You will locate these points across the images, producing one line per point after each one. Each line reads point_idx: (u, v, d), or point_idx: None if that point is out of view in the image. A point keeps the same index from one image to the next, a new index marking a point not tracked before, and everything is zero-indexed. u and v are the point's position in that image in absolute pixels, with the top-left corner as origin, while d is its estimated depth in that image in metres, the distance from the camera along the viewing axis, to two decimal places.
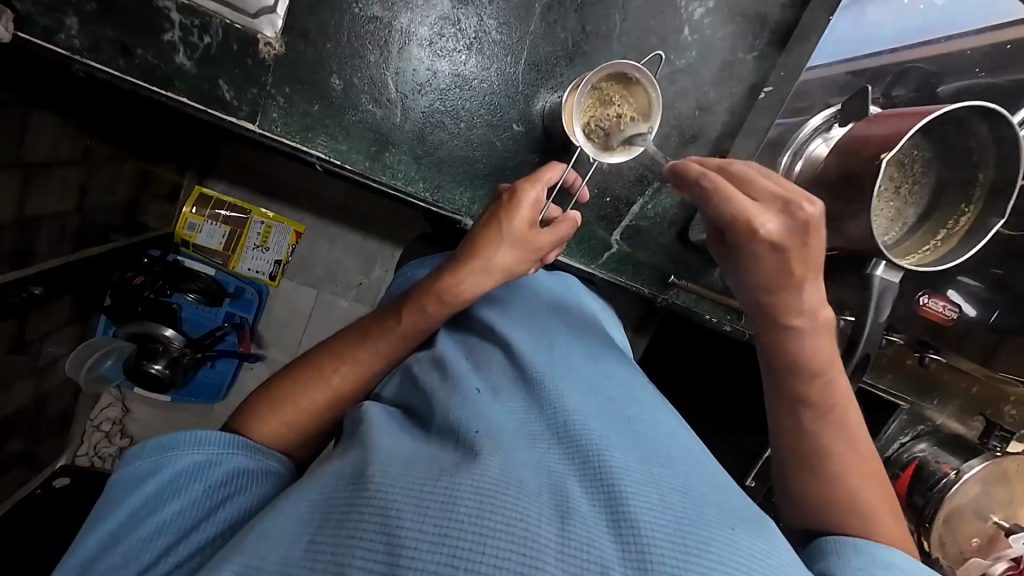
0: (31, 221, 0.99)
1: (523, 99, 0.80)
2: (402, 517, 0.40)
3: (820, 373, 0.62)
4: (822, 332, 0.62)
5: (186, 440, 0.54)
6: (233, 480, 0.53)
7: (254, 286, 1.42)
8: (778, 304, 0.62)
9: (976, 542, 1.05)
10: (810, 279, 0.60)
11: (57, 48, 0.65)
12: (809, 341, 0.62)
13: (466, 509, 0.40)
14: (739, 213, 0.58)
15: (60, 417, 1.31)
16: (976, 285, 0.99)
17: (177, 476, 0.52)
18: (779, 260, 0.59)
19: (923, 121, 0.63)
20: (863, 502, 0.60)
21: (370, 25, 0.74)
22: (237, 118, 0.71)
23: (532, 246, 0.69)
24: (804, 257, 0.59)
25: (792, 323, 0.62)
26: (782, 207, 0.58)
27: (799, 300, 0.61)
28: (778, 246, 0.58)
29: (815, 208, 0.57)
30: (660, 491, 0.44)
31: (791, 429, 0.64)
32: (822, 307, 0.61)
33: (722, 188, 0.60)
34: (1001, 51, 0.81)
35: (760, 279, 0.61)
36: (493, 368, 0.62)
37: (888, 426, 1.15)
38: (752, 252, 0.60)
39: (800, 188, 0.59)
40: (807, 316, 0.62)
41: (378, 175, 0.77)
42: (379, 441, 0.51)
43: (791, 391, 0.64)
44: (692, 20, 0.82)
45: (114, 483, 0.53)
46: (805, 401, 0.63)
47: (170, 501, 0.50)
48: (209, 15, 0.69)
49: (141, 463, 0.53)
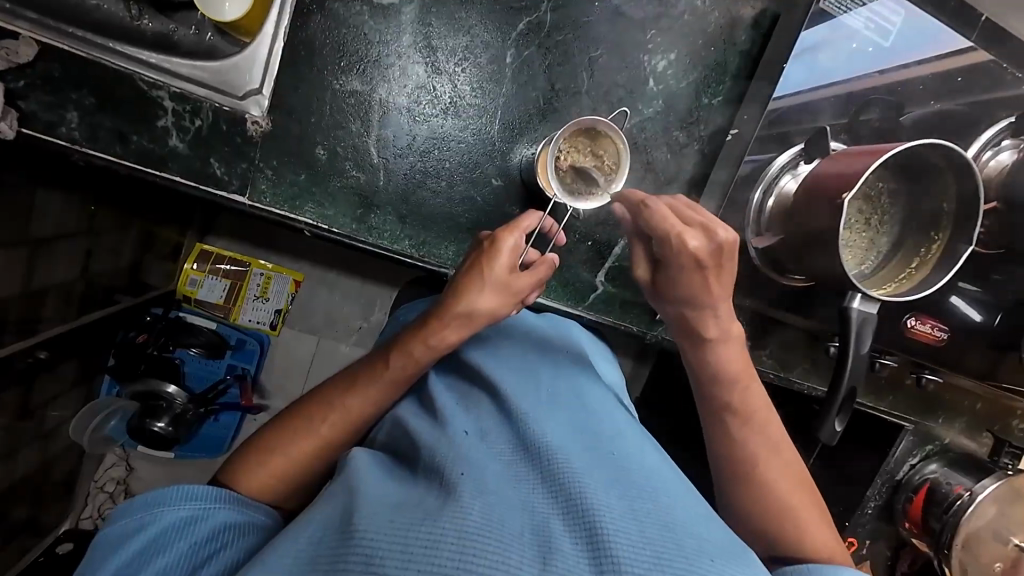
0: (37, 292, 1.02)
1: (501, 154, 0.83)
2: (386, 564, 0.40)
3: (736, 383, 0.68)
4: (735, 343, 0.69)
5: (173, 496, 0.54)
6: (220, 535, 0.53)
7: (255, 336, 1.45)
8: (695, 318, 0.68)
9: (999, 566, 1.00)
10: (721, 300, 0.67)
11: (59, 141, 0.69)
12: (724, 353, 0.69)
13: (449, 551, 0.40)
14: (671, 232, 0.64)
15: (62, 482, 1.31)
16: (975, 290, 0.98)
17: (164, 533, 0.52)
18: (700, 276, 0.65)
19: (880, 158, 0.65)
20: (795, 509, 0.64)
21: (351, 98, 0.78)
22: (228, 193, 0.75)
23: (515, 291, 0.70)
24: (718, 276, 0.65)
25: (710, 336, 0.68)
26: (705, 230, 0.64)
27: (714, 312, 0.67)
28: (697, 262, 0.64)
29: (729, 231, 0.63)
30: (642, 524, 0.45)
31: (719, 435, 0.69)
32: (731, 323, 0.69)
33: (658, 215, 0.65)
34: (953, 83, 0.86)
35: (682, 294, 0.67)
36: (480, 410, 0.63)
37: (896, 448, 1.10)
38: (680, 265, 0.65)
39: (707, 215, 0.65)
40: (721, 330, 0.68)
41: (365, 236, 0.81)
42: (367, 488, 0.51)
43: (713, 402, 0.69)
44: (656, 72, 0.86)
45: (101, 542, 0.53)
46: (730, 408, 0.68)
47: (157, 559, 0.51)
48: (200, 100, 0.73)
49: (130, 520, 0.53)
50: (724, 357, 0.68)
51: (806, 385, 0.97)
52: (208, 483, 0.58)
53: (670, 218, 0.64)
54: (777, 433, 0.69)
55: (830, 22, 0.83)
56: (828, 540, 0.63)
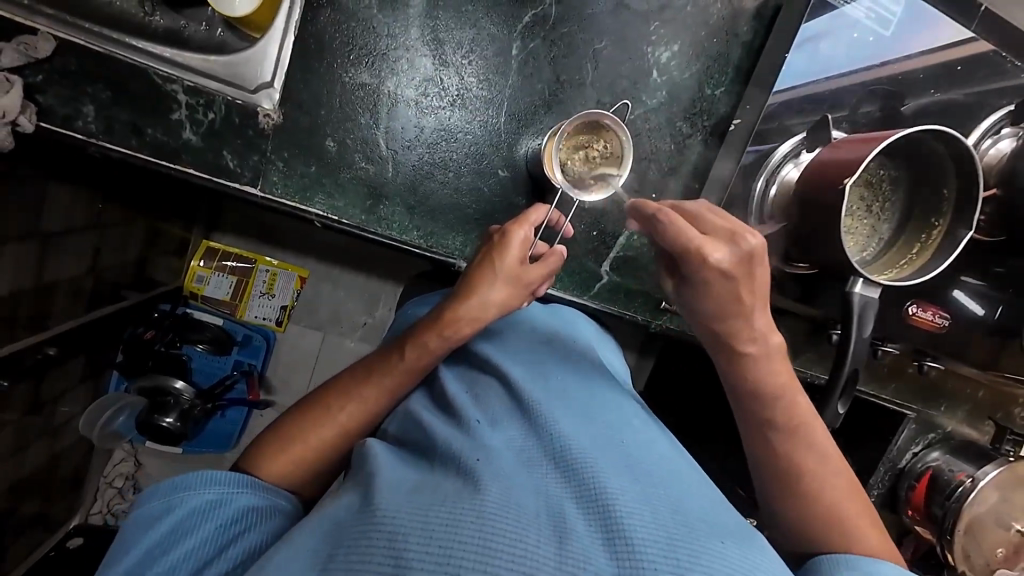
0: (48, 286, 1.03)
1: (507, 146, 0.85)
2: (407, 541, 0.42)
3: (779, 396, 0.66)
4: (775, 356, 0.67)
5: (197, 480, 0.55)
6: (243, 517, 0.54)
7: (261, 332, 1.46)
8: (729, 332, 0.66)
9: (1002, 552, 1.01)
10: (755, 312, 0.65)
11: (76, 134, 0.70)
12: (765, 369, 0.66)
13: (468, 530, 0.42)
14: (693, 243, 0.63)
15: (74, 476, 1.33)
16: (979, 283, 0.99)
17: (189, 515, 0.53)
18: (731, 288, 0.64)
19: (879, 145, 0.67)
20: (853, 523, 0.63)
21: (360, 91, 0.79)
22: (241, 184, 0.77)
23: (524, 282, 0.72)
24: (751, 287, 0.64)
25: (747, 351, 0.66)
26: (732, 239, 0.63)
27: (750, 326, 0.65)
28: (726, 274, 0.63)
29: (758, 239, 0.63)
30: (654, 508, 0.46)
31: (766, 450, 0.67)
32: (771, 334, 0.66)
33: (682, 226, 0.63)
34: (953, 72, 0.87)
35: (712, 307, 0.66)
36: (492, 400, 0.64)
37: (899, 436, 1.11)
38: (703, 277, 0.64)
39: (737, 222, 0.64)
40: (760, 344, 0.66)
41: (374, 227, 0.82)
42: (385, 474, 0.52)
43: (758, 417, 0.67)
44: (659, 63, 0.87)
45: (129, 526, 0.53)
46: (773, 423, 0.66)
47: (184, 540, 0.51)
48: (213, 93, 0.74)
49: (155, 504, 0.54)
50: (762, 371, 0.66)
51: (810, 373, 0.98)
52: (228, 469, 0.59)
53: (690, 231, 0.62)
54: (824, 442, 0.67)
55: (830, 13, 0.84)
56: (885, 546, 0.63)
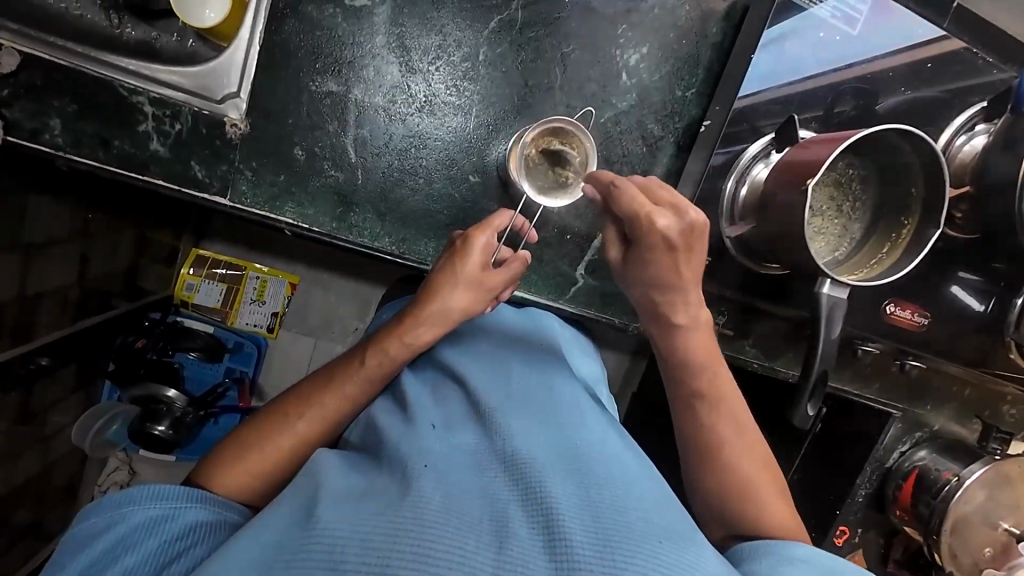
0: (33, 297, 1.04)
1: (477, 151, 0.85)
2: (347, 552, 0.42)
3: (703, 368, 0.69)
4: (702, 329, 0.70)
5: (144, 495, 0.55)
6: (190, 534, 0.54)
7: (253, 339, 1.47)
8: (664, 303, 0.69)
9: (989, 551, 1.01)
10: (690, 286, 0.67)
11: (42, 147, 0.71)
12: (691, 339, 0.69)
13: (407, 539, 0.41)
14: (641, 211, 0.64)
15: (68, 483, 1.32)
16: (977, 278, 0.99)
17: (134, 530, 0.53)
18: (670, 257, 0.66)
19: (839, 146, 0.67)
20: (756, 494, 0.65)
21: (327, 99, 0.80)
22: (209, 194, 0.77)
23: (486, 287, 0.72)
24: (688, 259, 0.66)
25: (676, 322, 0.69)
26: (674, 210, 0.65)
27: (683, 298, 0.68)
28: (670, 244, 0.64)
29: (698, 211, 0.64)
30: (598, 510, 0.46)
31: (686, 419, 0.69)
32: (699, 309, 0.70)
33: (630, 197, 0.65)
34: (923, 69, 0.87)
35: (653, 276, 0.68)
36: (450, 404, 0.64)
37: (885, 435, 1.05)
38: (650, 246, 0.66)
39: (674, 194, 0.66)
40: (689, 316, 0.69)
41: (345, 234, 0.82)
42: (333, 482, 0.52)
43: (683, 387, 0.70)
44: (628, 66, 0.87)
45: (72, 540, 0.53)
46: (700, 394, 0.69)
47: (125, 556, 0.51)
48: (179, 104, 0.75)
49: (100, 518, 0.54)
50: (690, 342, 0.69)
51: (789, 373, 0.98)
52: (179, 483, 0.58)
53: (639, 198, 0.64)
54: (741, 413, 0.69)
55: (795, 14, 0.84)
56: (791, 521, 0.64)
